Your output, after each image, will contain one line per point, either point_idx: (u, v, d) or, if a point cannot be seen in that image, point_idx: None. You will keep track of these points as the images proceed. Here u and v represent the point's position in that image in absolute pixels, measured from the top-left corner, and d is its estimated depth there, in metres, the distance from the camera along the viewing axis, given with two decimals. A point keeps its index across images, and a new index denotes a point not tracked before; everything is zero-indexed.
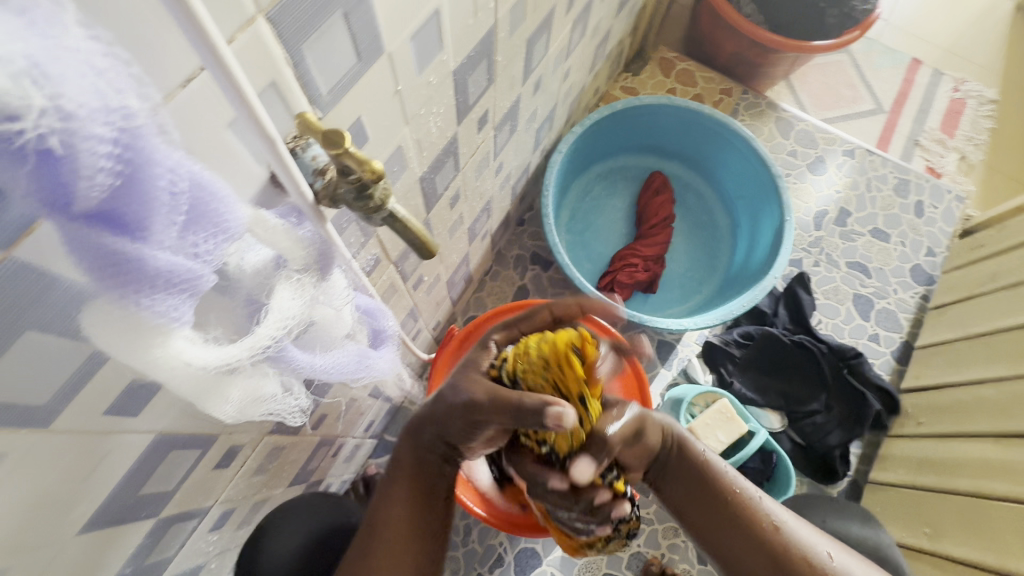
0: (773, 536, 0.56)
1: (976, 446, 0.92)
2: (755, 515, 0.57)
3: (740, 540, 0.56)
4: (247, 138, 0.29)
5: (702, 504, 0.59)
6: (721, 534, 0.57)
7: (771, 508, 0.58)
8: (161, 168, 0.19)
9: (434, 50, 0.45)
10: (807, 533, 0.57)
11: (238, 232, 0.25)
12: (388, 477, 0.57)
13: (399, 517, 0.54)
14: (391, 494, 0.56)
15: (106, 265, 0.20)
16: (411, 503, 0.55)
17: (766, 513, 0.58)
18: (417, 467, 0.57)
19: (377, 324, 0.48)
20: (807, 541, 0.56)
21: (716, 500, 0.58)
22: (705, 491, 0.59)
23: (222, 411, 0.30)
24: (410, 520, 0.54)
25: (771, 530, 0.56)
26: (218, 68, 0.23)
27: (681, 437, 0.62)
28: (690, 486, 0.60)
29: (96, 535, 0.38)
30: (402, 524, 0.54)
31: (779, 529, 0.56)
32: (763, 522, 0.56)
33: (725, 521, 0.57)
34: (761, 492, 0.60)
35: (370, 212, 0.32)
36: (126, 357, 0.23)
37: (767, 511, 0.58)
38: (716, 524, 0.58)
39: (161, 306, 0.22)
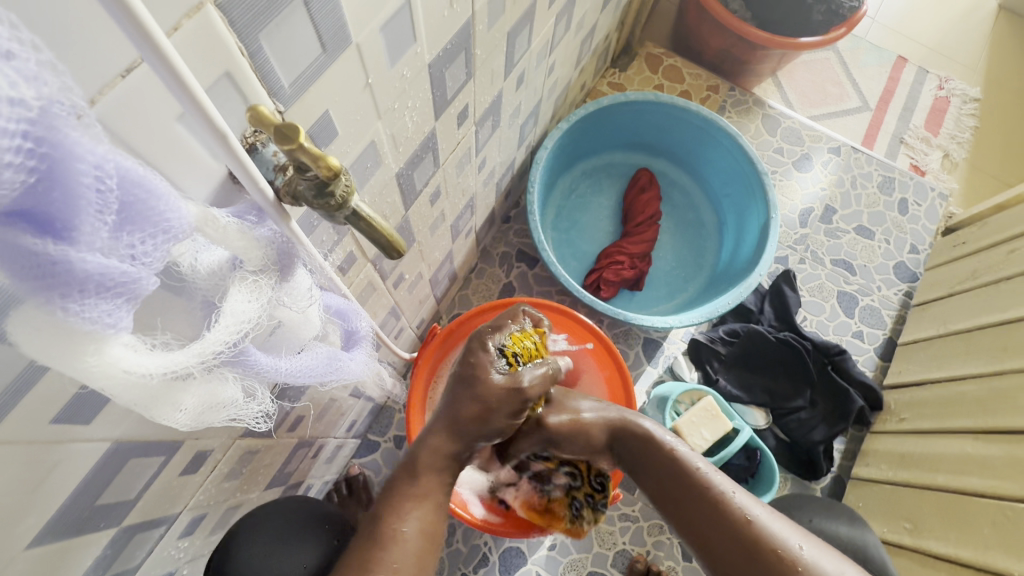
0: (744, 529, 0.57)
1: (956, 443, 0.93)
2: (724, 510, 0.58)
3: (708, 529, 0.59)
4: (200, 132, 0.27)
5: (670, 492, 0.63)
6: (690, 521, 0.61)
7: (744, 502, 0.58)
8: (85, 165, 0.18)
9: (407, 41, 0.43)
10: (784, 528, 0.56)
11: (185, 232, 0.24)
12: (399, 485, 0.56)
13: (413, 531, 0.53)
14: (403, 506, 0.54)
15: (27, 269, 0.18)
16: (424, 517, 0.54)
17: (739, 507, 0.58)
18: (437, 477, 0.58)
19: (349, 324, 0.46)
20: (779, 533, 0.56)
21: (682, 491, 0.62)
22: (674, 482, 0.63)
23: (174, 419, 0.29)
24: (427, 535, 0.53)
25: (740, 522, 0.57)
26: (159, 62, 0.21)
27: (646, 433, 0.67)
28: (657, 476, 0.65)
29: (50, 547, 0.37)
30: (414, 538, 0.52)
31: (750, 524, 0.56)
32: (733, 517, 0.57)
33: (689, 509, 0.61)
34: (734, 489, 0.60)
35: (332, 210, 0.30)
36: (60, 367, 0.22)
37: (738, 505, 0.58)
38: (682, 510, 0.62)
39: (93, 312, 0.20)
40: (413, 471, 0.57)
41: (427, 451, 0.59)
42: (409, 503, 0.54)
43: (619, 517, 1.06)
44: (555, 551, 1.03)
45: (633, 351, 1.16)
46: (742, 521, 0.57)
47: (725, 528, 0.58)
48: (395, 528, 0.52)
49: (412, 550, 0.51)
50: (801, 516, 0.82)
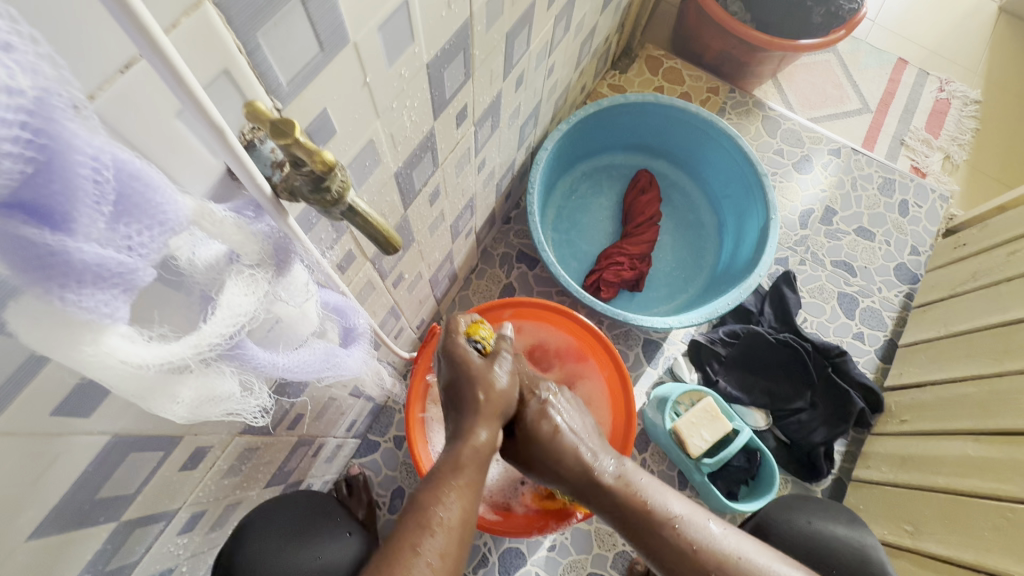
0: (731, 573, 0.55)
1: (957, 444, 0.93)
2: (706, 556, 0.56)
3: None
4: (198, 128, 0.28)
5: (647, 538, 0.58)
6: (671, 574, 0.57)
7: (725, 542, 0.57)
8: (83, 156, 0.18)
9: (405, 41, 0.44)
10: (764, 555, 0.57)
11: (181, 224, 0.24)
12: (442, 472, 0.54)
13: (455, 517, 0.51)
14: (443, 493, 0.52)
15: (27, 260, 0.19)
16: (467, 504, 0.52)
17: (722, 548, 0.57)
18: (480, 468, 0.55)
19: (348, 322, 0.47)
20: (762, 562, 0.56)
21: (662, 544, 0.57)
22: (651, 536, 0.58)
23: (172, 411, 0.29)
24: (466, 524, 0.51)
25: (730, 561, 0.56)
26: (155, 56, 0.22)
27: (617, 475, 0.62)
28: (633, 528, 0.59)
29: (50, 540, 0.37)
30: (454, 523, 0.50)
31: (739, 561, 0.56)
32: (720, 556, 0.56)
33: (672, 560, 0.57)
34: (709, 529, 0.58)
35: (327, 205, 0.30)
36: (57, 357, 0.22)
37: (723, 544, 0.57)
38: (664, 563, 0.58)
39: (91, 302, 0.21)
40: (456, 462, 0.54)
41: (473, 444, 0.56)
42: (449, 491, 0.52)
43: None
44: (555, 552, 1.03)
45: (633, 352, 1.16)
46: (727, 568, 0.55)
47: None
48: (437, 515, 0.50)
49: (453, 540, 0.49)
50: (799, 516, 0.81)
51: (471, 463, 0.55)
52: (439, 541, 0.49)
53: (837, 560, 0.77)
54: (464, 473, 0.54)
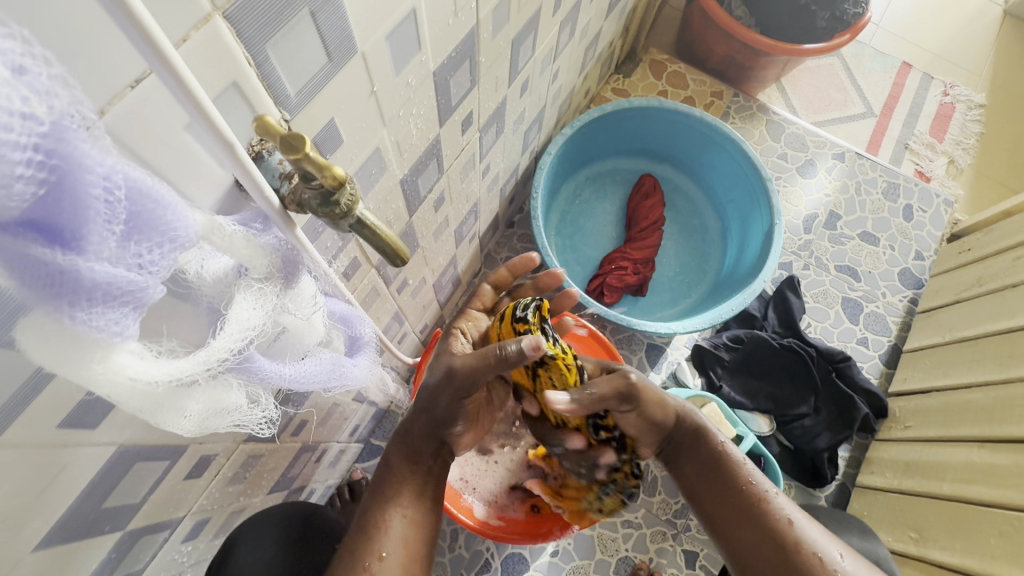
0: (781, 533, 0.52)
1: (962, 451, 0.92)
2: (764, 512, 0.54)
3: (740, 531, 0.54)
4: (206, 141, 0.28)
5: (708, 482, 0.58)
6: (720, 520, 0.56)
7: (784, 503, 0.55)
8: (93, 175, 0.18)
9: (412, 50, 0.44)
10: (820, 534, 0.53)
11: (191, 240, 0.24)
12: (383, 478, 0.55)
13: (396, 518, 0.52)
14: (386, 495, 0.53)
15: (38, 279, 0.18)
16: (407, 503, 0.53)
17: (778, 509, 0.54)
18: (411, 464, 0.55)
19: (354, 330, 0.47)
20: (818, 541, 0.52)
21: (726, 488, 0.56)
22: (716, 475, 0.57)
23: (179, 424, 0.29)
24: (412, 521, 0.52)
25: (782, 523, 0.53)
26: (166, 72, 0.21)
27: (698, 424, 0.60)
28: (699, 466, 0.59)
29: (55, 551, 0.37)
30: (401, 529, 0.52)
31: (790, 525, 0.53)
32: (776, 517, 0.53)
33: (727, 504, 0.56)
34: (773, 489, 0.56)
35: (336, 218, 0.30)
36: (66, 373, 0.22)
37: (779, 506, 0.54)
38: (716, 505, 0.57)
39: (101, 320, 0.20)
40: (389, 464, 0.56)
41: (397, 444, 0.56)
42: (391, 492, 0.53)
43: (623, 523, 1.05)
44: (558, 557, 1.03)
45: (636, 357, 1.16)
46: (776, 527, 0.53)
47: (762, 532, 0.53)
48: (378, 516, 0.52)
49: (398, 538, 0.51)
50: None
51: (401, 461, 0.55)
52: (380, 542, 0.50)
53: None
54: (402, 469, 0.55)
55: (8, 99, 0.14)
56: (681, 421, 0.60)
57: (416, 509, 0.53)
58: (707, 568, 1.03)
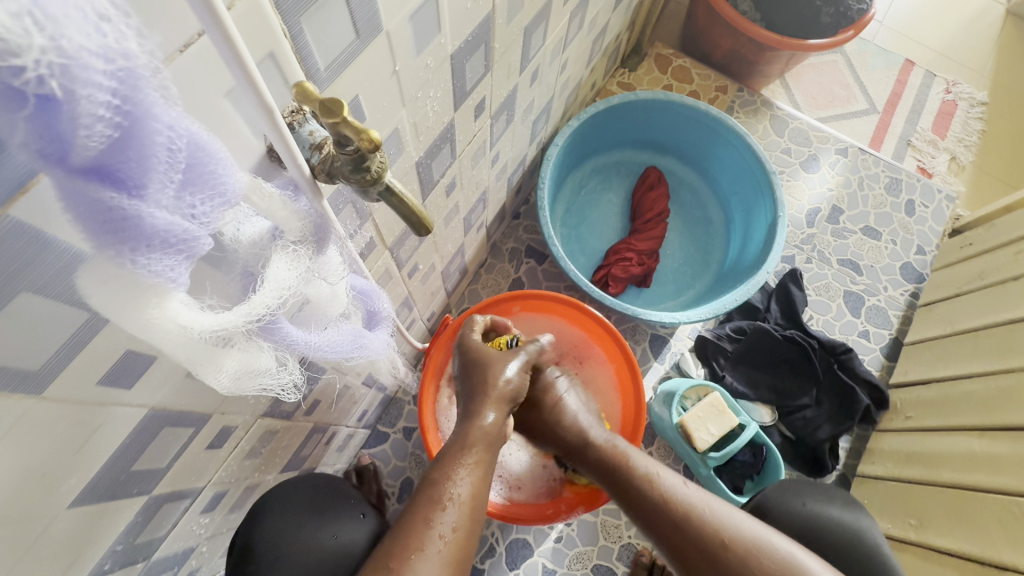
0: (693, 523, 0.61)
1: (962, 440, 0.94)
2: (673, 507, 0.62)
3: (662, 533, 0.62)
4: (243, 107, 0.29)
5: (622, 493, 0.66)
6: (646, 523, 0.64)
7: (687, 494, 0.63)
8: (159, 125, 0.19)
9: (432, 33, 0.45)
10: (727, 512, 0.62)
11: (236, 197, 0.25)
12: (451, 453, 0.58)
13: (465, 492, 0.55)
14: (456, 469, 0.56)
15: (105, 223, 0.20)
16: (476, 481, 0.56)
17: (683, 500, 0.63)
18: (489, 446, 0.59)
19: (372, 305, 0.48)
20: (724, 518, 0.61)
21: (635, 499, 0.65)
22: (626, 485, 0.66)
23: (216, 379, 0.30)
24: (475, 495, 0.55)
25: (689, 513, 0.61)
26: (217, 31, 0.23)
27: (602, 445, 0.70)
28: (609, 480, 0.68)
29: (88, 510, 0.38)
30: (466, 498, 0.54)
31: (697, 513, 0.61)
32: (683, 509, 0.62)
33: (644, 512, 0.64)
34: (676, 484, 0.64)
35: (366, 185, 0.31)
36: (124, 320, 0.23)
37: (684, 498, 0.63)
38: (634, 512, 0.65)
39: (157, 266, 0.22)
40: (465, 443, 0.58)
41: (479, 428, 0.59)
42: (460, 468, 0.56)
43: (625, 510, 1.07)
44: (561, 543, 1.04)
45: (640, 347, 1.17)
46: (687, 517, 0.61)
47: (680, 530, 0.61)
48: (447, 490, 0.54)
49: (453, 517, 0.52)
50: (794, 500, 0.81)
51: (480, 442, 0.59)
52: (451, 515, 0.52)
53: (832, 542, 0.78)
54: (473, 452, 0.58)
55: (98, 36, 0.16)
56: (570, 438, 0.73)
57: (479, 487, 0.56)
58: None
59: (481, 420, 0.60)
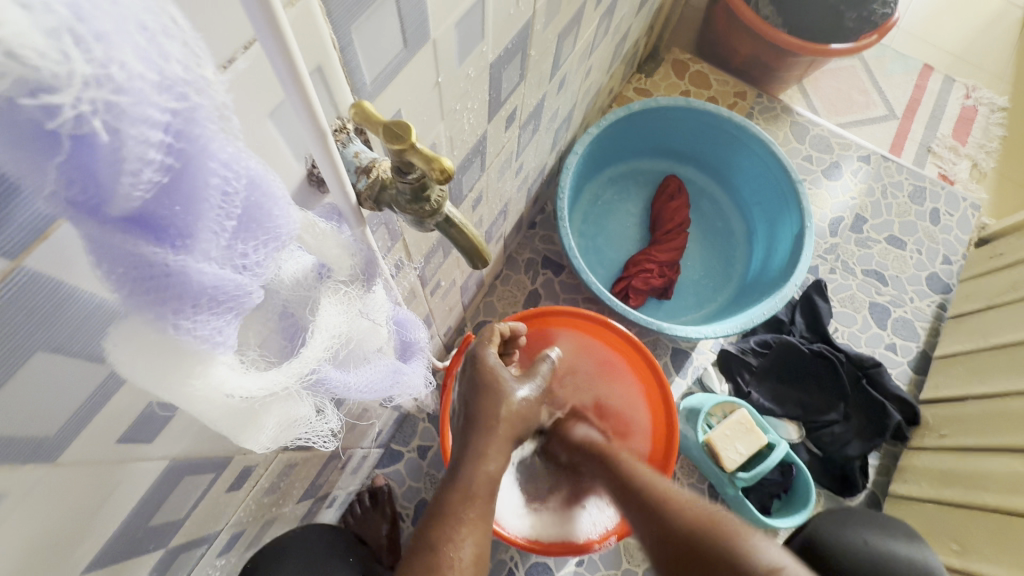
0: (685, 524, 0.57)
1: (1002, 461, 0.89)
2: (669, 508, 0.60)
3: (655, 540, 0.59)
4: (288, 129, 0.25)
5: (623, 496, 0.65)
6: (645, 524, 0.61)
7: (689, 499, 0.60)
8: (216, 164, 0.15)
9: (475, 40, 0.41)
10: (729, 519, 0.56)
11: (290, 239, 0.21)
12: (451, 507, 0.52)
13: (467, 556, 0.51)
14: (457, 532, 0.51)
15: (144, 282, 0.16)
16: (478, 540, 0.52)
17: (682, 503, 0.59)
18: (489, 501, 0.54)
19: (407, 336, 0.44)
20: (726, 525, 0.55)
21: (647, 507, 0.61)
22: (628, 488, 0.65)
23: (256, 441, 0.26)
24: (477, 558, 0.52)
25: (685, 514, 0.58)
26: (274, 41, 0.19)
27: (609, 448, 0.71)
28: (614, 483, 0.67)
29: (101, 573, 0.34)
30: (467, 564, 0.51)
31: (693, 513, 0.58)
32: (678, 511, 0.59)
33: (653, 518, 0.60)
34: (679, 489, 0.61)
35: (424, 216, 0.28)
36: (161, 391, 0.19)
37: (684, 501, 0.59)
38: (643, 521, 0.61)
39: (202, 329, 0.18)
40: (467, 492, 0.53)
41: (482, 474, 0.54)
42: (461, 527, 0.52)
43: None
44: (583, 567, 1.00)
45: (662, 361, 1.13)
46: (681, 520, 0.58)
47: (668, 528, 0.58)
48: (449, 553, 0.50)
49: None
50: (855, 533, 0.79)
51: (482, 492, 0.54)
52: None
53: None
54: (473, 506, 0.53)
55: (152, 58, 0.12)
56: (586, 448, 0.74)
57: (480, 545, 0.52)
58: None
59: (485, 464, 0.54)
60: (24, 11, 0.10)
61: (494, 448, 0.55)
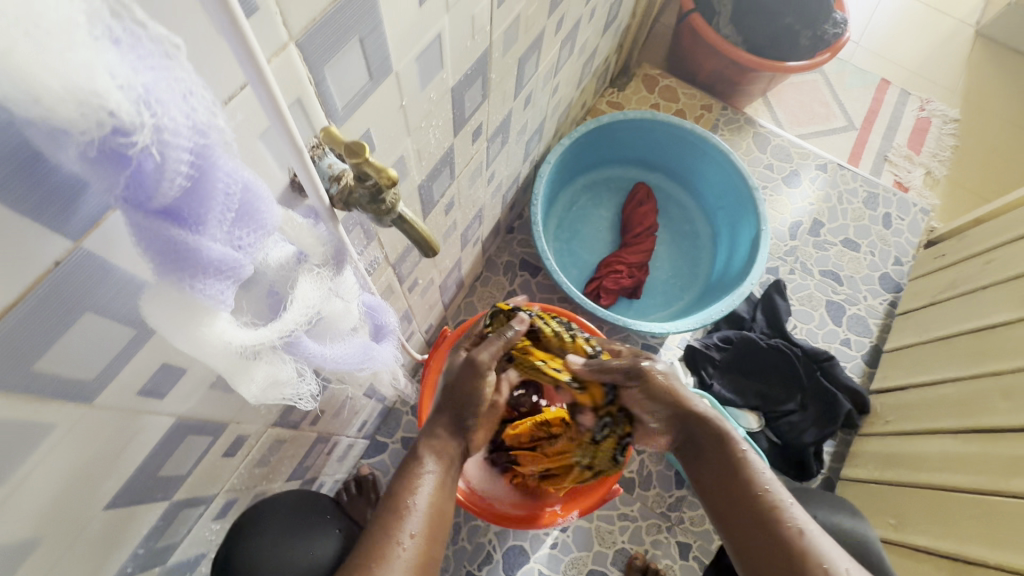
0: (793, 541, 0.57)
1: (937, 442, 0.98)
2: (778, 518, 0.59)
3: (753, 531, 0.60)
4: (273, 146, 0.33)
5: (726, 489, 0.64)
6: (741, 517, 0.61)
7: (798, 514, 0.59)
8: (222, 173, 0.23)
9: (435, 69, 0.49)
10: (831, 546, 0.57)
11: (274, 228, 0.29)
12: (407, 463, 0.61)
13: (424, 501, 0.57)
14: (413, 480, 0.58)
15: (170, 253, 0.23)
16: (433, 489, 0.59)
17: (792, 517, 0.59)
18: (439, 458, 0.62)
19: (379, 319, 0.51)
20: (829, 553, 0.56)
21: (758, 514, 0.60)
22: (736, 481, 0.63)
23: (246, 389, 0.33)
24: (436, 507, 0.58)
25: (794, 530, 0.58)
26: (261, 87, 0.27)
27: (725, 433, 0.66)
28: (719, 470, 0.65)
29: (119, 513, 0.41)
30: (423, 506, 0.57)
31: (801, 534, 0.57)
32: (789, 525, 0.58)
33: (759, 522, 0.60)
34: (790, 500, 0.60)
35: (381, 214, 0.36)
36: (178, 337, 0.26)
37: (793, 516, 0.59)
38: (745, 520, 0.61)
39: (208, 290, 0.25)
40: (419, 453, 0.62)
41: (431, 440, 0.63)
42: (417, 477, 0.59)
43: (619, 516, 1.10)
44: (557, 549, 1.07)
45: None
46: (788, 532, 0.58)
47: (767, 526, 0.59)
48: (408, 500, 0.56)
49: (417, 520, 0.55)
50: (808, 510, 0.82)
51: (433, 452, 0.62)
52: (412, 522, 0.54)
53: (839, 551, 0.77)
54: (430, 461, 0.61)
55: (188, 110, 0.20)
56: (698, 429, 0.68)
57: (437, 495, 0.58)
58: (701, 558, 1.07)
59: (434, 431, 0.64)
60: (119, 90, 0.17)
61: (444, 412, 0.66)
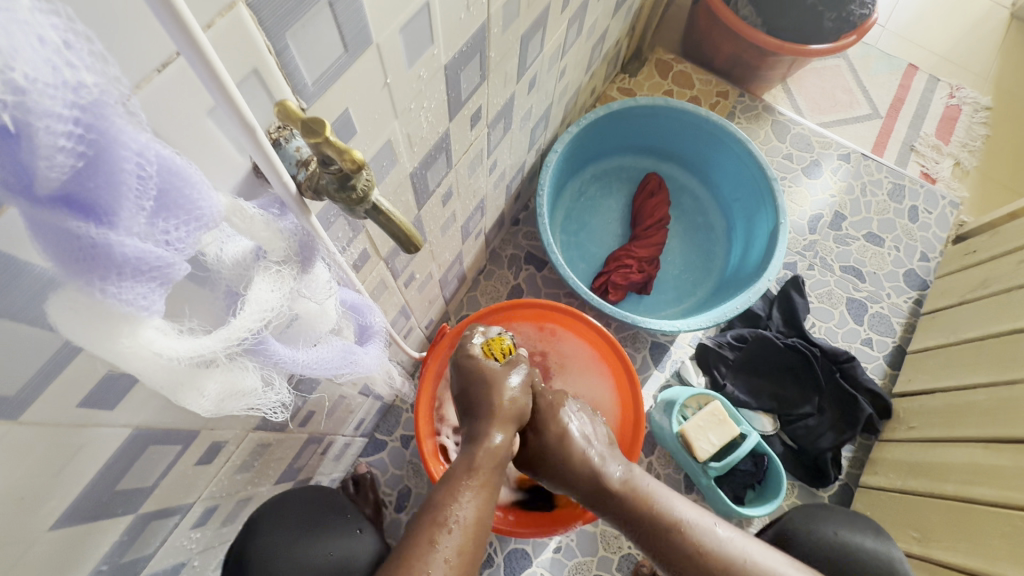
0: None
1: (966, 452, 0.92)
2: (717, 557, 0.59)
3: None
4: (228, 128, 0.29)
5: (658, 546, 0.61)
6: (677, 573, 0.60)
7: (738, 545, 0.60)
8: (128, 151, 0.19)
9: (424, 44, 0.44)
10: (773, 559, 0.60)
11: (215, 221, 0.24)
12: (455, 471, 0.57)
13: (469, 515, 0.54)
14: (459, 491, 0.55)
15: (76, 253, 0.19)
16: (479, 505, 0.55)
17: (733, 550, 0.59)
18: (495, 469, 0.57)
19: (364, 320, 0.47)
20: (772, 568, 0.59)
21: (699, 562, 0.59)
22: (660, 538, 0.60)
23: (197, 404, 0.29)
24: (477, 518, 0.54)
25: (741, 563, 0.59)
26: (194, 55, 0.22)
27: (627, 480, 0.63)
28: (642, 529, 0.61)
29: (71, 531, 0.38)
30: (470, 523, 0.53)
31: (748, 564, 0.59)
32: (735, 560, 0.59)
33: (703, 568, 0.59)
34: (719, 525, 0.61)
35: (353, 203, 0.31)
36: (96, 349, 0.23)
37: (735, 549, 0.59)
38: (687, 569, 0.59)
39: (129, 295, 0.21)
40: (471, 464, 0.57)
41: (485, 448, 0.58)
42: (465, 490, 0.55)
43: None
44: (561, 553, 1.03)
45: (640, 355, 1.16)
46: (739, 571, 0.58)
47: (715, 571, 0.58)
48: (449, 514, 0.53)
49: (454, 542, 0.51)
50: (824, 526, 0.78)
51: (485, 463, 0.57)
52: (455, 537, 0.52)
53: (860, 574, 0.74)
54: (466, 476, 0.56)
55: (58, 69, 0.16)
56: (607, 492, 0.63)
57: (481, 510, 0.55)
58: None
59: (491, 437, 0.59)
60: None
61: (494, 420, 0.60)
